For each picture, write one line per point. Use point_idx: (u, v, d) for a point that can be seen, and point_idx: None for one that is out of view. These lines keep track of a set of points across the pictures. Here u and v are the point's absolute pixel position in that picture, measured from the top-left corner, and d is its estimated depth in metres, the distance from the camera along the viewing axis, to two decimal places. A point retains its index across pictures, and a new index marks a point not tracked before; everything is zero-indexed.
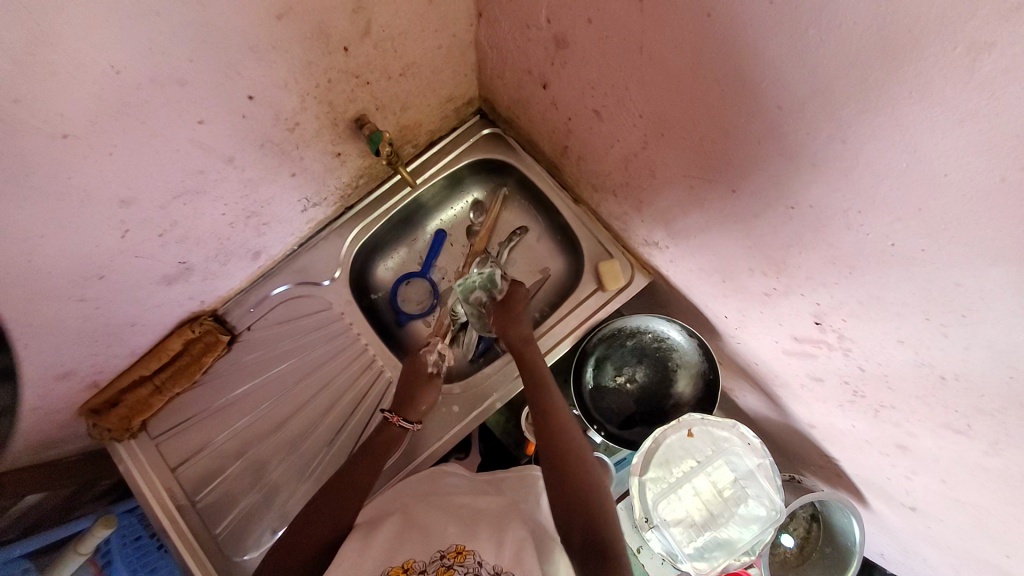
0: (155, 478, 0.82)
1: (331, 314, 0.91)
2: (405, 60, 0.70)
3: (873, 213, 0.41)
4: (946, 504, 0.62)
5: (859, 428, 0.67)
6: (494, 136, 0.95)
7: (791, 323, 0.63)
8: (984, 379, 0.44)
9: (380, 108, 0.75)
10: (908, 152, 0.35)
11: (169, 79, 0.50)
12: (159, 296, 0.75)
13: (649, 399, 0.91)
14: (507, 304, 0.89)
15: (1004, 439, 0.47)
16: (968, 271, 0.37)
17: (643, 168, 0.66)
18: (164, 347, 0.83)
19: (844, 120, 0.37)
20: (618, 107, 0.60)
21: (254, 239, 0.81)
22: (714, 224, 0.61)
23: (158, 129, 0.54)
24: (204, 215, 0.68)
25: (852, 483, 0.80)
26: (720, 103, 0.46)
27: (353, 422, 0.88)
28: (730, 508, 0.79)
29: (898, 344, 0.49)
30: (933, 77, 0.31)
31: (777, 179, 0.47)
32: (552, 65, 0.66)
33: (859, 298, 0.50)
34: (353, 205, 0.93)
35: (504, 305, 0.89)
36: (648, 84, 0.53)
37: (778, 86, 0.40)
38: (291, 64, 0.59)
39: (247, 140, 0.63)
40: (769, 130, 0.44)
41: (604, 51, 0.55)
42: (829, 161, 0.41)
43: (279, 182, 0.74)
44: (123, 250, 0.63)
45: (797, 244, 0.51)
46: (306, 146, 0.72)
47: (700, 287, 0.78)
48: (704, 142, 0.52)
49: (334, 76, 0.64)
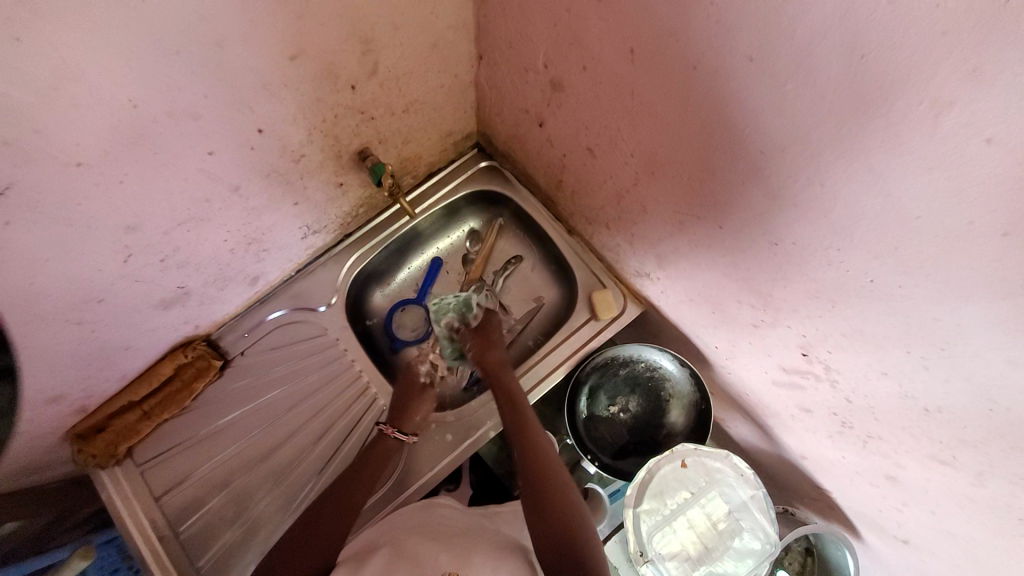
0: (138, 507, 0.79)
1: (326, 340, 0.91)
2: (409, 97, 0.73)
3: (852, 250, 0.43)
4: (937, 537, 0.63)
5: (848, 458, 0.68)
6: (490, 168, 0.99)
7: (779, 354, 0.65)
8: (964, 411, 0.46)
9: (383, 141, 0.78)
10: (882, 197, 0.38)
11: (185, 113, 0.52)
12: (155, 320, 0.75)
13: (643, 429, 0.91)
14: (483, 330, 0.91)
15: (986, 469, 0.48)
16: (943, 305, 0.40)
17: (635, 204, 0.69)
18: (155, 372, 0.82)
19: (821, 166, 0.40)
20: (611, 145, 0.64)
21: (253, 264, 0.82)
22: (703, 258, 0.64)
23: (170, 159, 0.56)
24: (207, 241, 0.70)
25: (845, 515, 0.80)
26: (708, 146, 0.49)
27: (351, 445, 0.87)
28: (725, 541, 0.78)
29: (883, 376, 0.51)
30: (901, 129, 0.33)
31: (761, 217, 0.50)
32: (548, 106, 0.70)
33: (842, 329, 0.51)
34: (352, 233, 0.95)
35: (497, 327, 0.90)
36: (639, 126, 0.56)
37: (759, 133, 0.43)
38: (301, 101, 0.62)
39: (253, 170, 0.66)
40: (752, 171, 0.46)
41: (597, 95, 0.59)
42: (809, 203, 0.43)
43: (281, 211, 0.76)
44: (124, 275, 0.63)
45: (781, 278, 0.54)
46: (310, 176, 0.74)
47: (691, 317, 0.79)
48: (693, 181, 0.55)
49: (341, 111, 0.67)
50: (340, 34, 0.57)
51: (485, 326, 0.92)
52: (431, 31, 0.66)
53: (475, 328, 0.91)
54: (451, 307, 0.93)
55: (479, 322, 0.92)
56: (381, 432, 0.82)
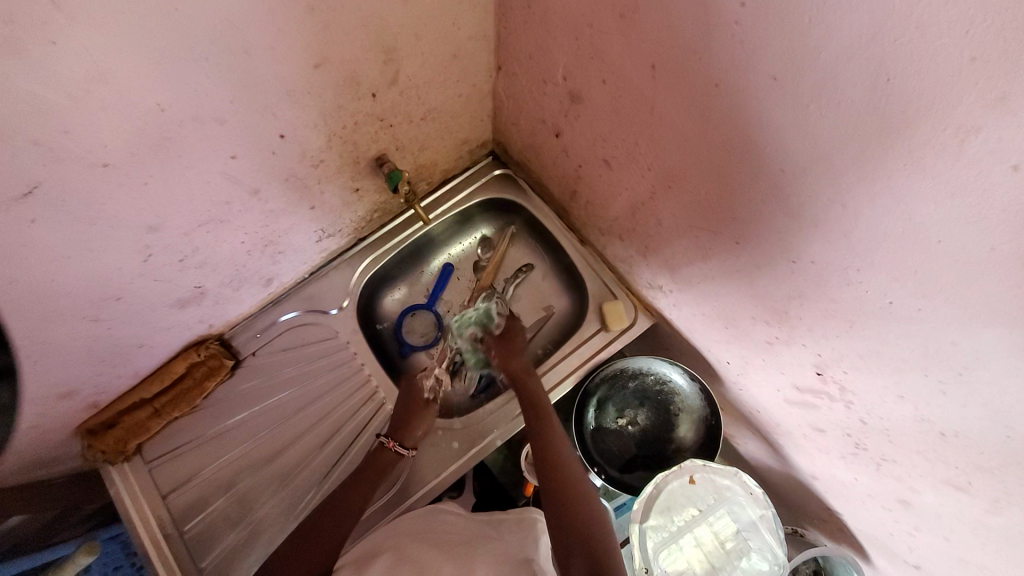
0: (145, 504, 0.80)
1: (336, 343, 0.92)
2: (426, 106, 0.74)
3: (872, 271, 0.43)
4: (952, 566, 0.61)
5: (862, 482, 0.67)
6: (505, 177, 0.99)
7: (792, 372, 0.64)
8: (983, 439, 0.45)
9: (400, 148, 0.79)
10: (904, 220, 0.37)
11: (209, 118, 0.53)
12: (170, 318, 0.76)
13: (650, 442, 0.91)
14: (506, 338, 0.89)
15: (1006, 499, 0.47)
16: (964, 331, 0.39)
17: (650, 217, 0.69)
18: (168, 369, 0.84)
19: (843, 187, 0.40)
20: (627, 159, 0.64)
21: (268, 266, 0.83)
22: (717, 273, 0.64)
23: (193, 162, 0.57)
24: (224, 242, 0.71)
25: (855, 539, 0.78)
26: (726, 163, 0.49)
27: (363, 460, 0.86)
28: (732, 561, 0.77)
29: (899, 399, 0.50)
30: (925, 153, 0.33)
31: (778, 235, 0.49)
32: (565, 117, 0.70)
33: (858, 350, 0.51)
34: (365, 237, 0.96)
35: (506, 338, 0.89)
36: (657, 141, 0.56)
37: (780, 152, 0.43)
38: (321, 108, 0.63)
39: (272, 174, 0.66)
40: (772, 188, 0.46)
41: (616, 109, 0.59)
42: (828, 223, 0.43)
43: (298, 214, 0.77)
44: (143, 273, 0.64)
45: (798, 297, 0.53)
46: (327, 181, 0.75)
47: (703, 332, 0.79)
48: (709, 196, 0.55)
49: (360, 118, 0.68)
50: (362, 43, 0.58)
51: (507, 334, 0.90)
52: (451, 42, 0.67)
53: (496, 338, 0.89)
54: (473, 318, 0.91)
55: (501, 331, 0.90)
56: (381, 445, 0.81)
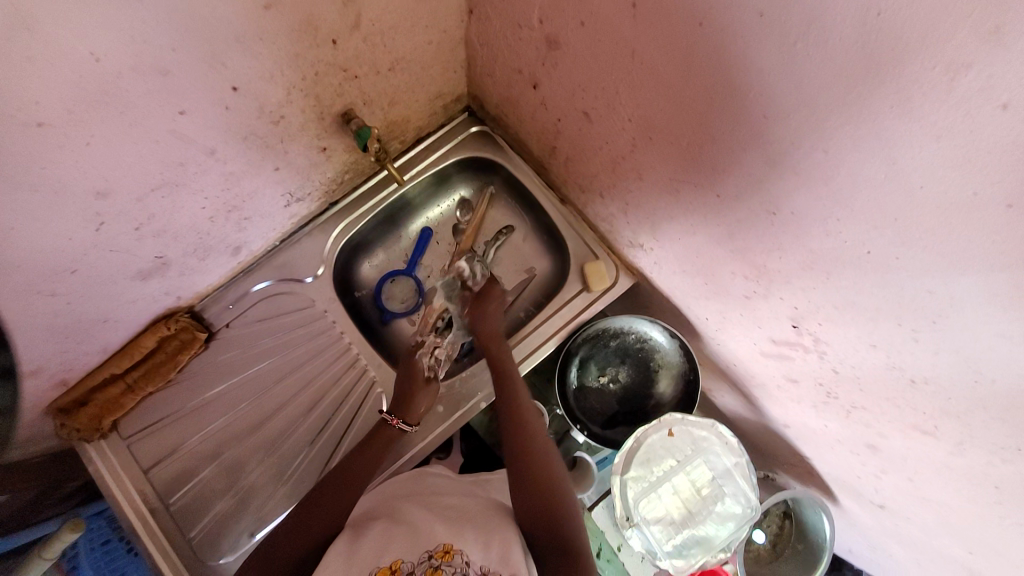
0: (127, 479, 0.79)
1: (314, 312, 0.90)
2: (394, 55, 0.69)
3: (852, 221, 0.42)
4: (911, 501, 0.66)
5: (831, 427, 0.70)
6: (481, 134, 0.95)
7: (769, 326, 0.65)
8: (950, 382, 0.46)
9: (368, 103, 0.74)
10: (887, 165, 0.36)
11: (152, 68, 0.48)
12: (134, 290, 0.72)
13: (632, 398, 0.93)
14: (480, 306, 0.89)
15: (968, 439, 0.49)
16: (940, 279, 0.39)
17: (631, 172, 0.67)
18: (137, 344, 0.81)
19: (827, 133, 0.39)
20: (607, 110, 0.61)
21: (235, 233, 0.79)
22: (698, 230, 0.63)
23: (139, 119, 0.52)
24: (183, 208, 0.66)
25: (823, 481, 0.83)
26: (709, 110, 0.47)
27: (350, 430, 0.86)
28: (708, 506, 0.81)
29: (871, 348, 0.52)
30: (913, 93, 0.32)
31: (760, 186, 0.48)
32: (543, 66, 0.66)
33: (834, 302, 0.51)
34: (337, 201, 0.92)
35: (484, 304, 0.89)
36: (638, 89, 0.54)
37: (765, 97, 0.41)
38: (278, 56, 0.57)
39: (230, 133, 0.62)
40: (754, 137, 0.45)
41: (594, 55, 0.56)
42: (810, 171, 0.42)
43: (262, 176, 0.72)
44: (97, 243, 0.60)
45: (777, 250, 0.53)
46: (291, 140, 0.71)
47: (683, 289, 0.79)
48: (692, 147, 0.53)
49: (322, 69, 0.63)
50: None
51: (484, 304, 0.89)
52: None
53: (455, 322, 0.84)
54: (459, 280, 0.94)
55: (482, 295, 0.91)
56: (384, 422, 0.80)
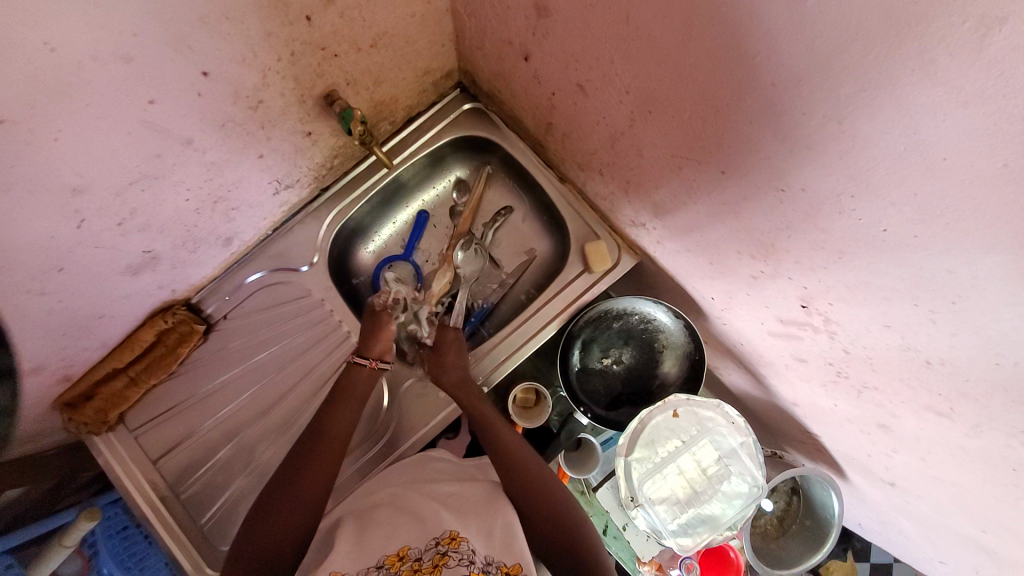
0: (136, 471, 0.81)
1: (312, 301, 0.88)
2: (376, 30, 0.65)
3: (867, 198, 0.39)
4: (924, 480, 0.64)
5: (841, 406, 0.68)
6: (475, 111, 0.91)
7: (778, 306, 0.63)
8: (970, 366, 0.44)
9: (351, 83, 0.70)
10: (907, 135, 0.33)
11: (113, 56, 0.46)
12: (126, 286, 0.71)
13: (636, 380, 0.91)
14: (437, 348, 0.84)
15: (986, 422, 0.47)
16: (962, 258, 0.36)
17: (630, 147, 0.63)
18: (137, 338, 0.81)
19: (840, 101, 0.35)
20: (603, 81, 0.57)
21: (224, 224, 0.77)
22: (703, 208, 0.60)
23: (107, 111, 0.49)
24: (167, 201, 0.64)
25: (833, 458, 0.82)
26: (711, 78, 0.43)
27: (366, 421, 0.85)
28: (714, 486, 0.80)
29: (884, 328, 0.49)
30: (937, 55, 0.28)
31: (768, 161, 0.45)
32: (533, 36, 0.62)
33: (847, 282, 0.48)
34: (329, 186, 0.89)
35: (435, 351, 0.84)
36: (633, 58, 0.50)
37: (773, 63, 0.37)
38: (249, 36, 0.54)
39: (206, 121, 0.59)
40: (763, 107, 0.41)
41: (586, 22, 0.52)
42: (823, 144, 0.38)
43: (246, 164, 0.69)
44: (81, 241, 0.59)
45: (786, 228, 0.50)
46: (273, 125, 0.67)
47: (687, 269, 0.76)
48: (693, 120, 0.49)
49: (297, 48, 0.59)
50: None
51: (439, 343, 0.85)
52: None
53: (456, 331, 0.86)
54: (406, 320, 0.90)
55: (433, 340, 0.86)
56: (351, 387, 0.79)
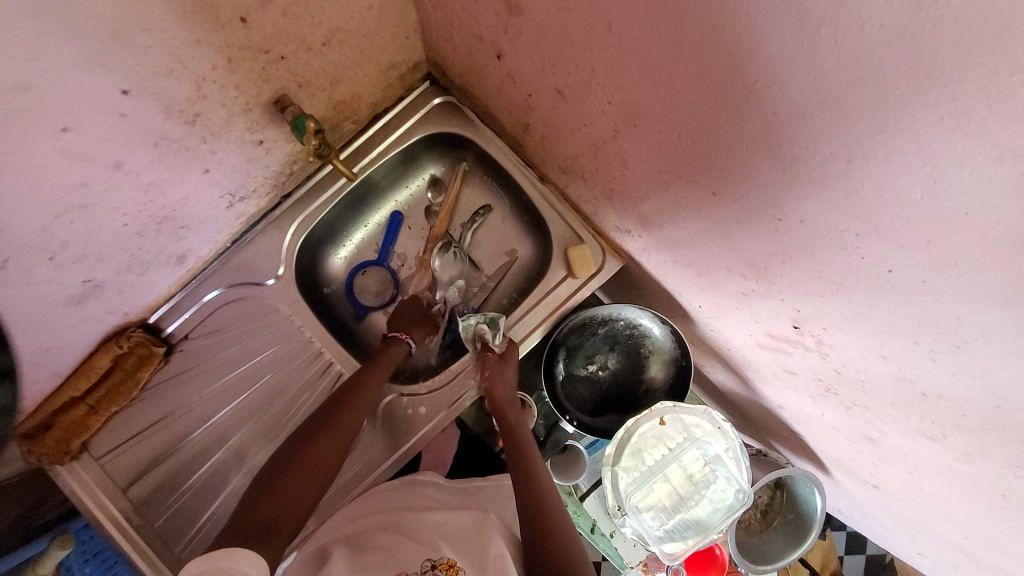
0: (106, 499, 0.76)
1: (279, 317, 0.83)
2: (327, 27, 0.57)
3: (874, 239, 0.35)
4: (909, 489, 0.64)
5: (828, 417, 0.67)
6: (447, 106, 0.84)
7: (768, 323, 0.60)
8: (969, 403, 0.42)
9: (303, 86, 0.63)
10: (926, 183, 0.29)
11: (6, 84, 0.38)
12: (70, 318, 0.65)
13: (622, 385, 0.89)
14: (505, 362, 0.79)
15: (979, 452, 0.46)
16: (972, 309, 0.33)
17: (613, 157, 0.58)
18: (92, 365, 0.75)
19: (851, 140, 0.31)
20: (583, 89, 0.51)
21: (174, 243, 0.70)
22: (692, 225, 0.55)
23: (11, 144, 0.42)
24: (102, 229, 0.57)
25: (817, 457, 0.82)
26: (704, 100, 0.38)
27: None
28: (700, 492, 0.79)
29: (881, 358, 0.47)
30: (974, 104, 0.24)
31: (764, 190, 0.41)
32: (505, 34, 0.55)
33: (843, 312, 0.46)
34: (291, 192, 0.83)
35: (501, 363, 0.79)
36: (616, 68, 0.44)
37: (775, 91, 0.32)
38: (175, 45, 0.47)
39: (136, 141, 0.52)
40: (761, 136, 0.36)
41: (564, 25, 0.46)
42: (826, 180, 0.35)
43: (190, 180, 0.62)
44: (6, 281, 0.52)
45: (780, 254, 0.46)
46: (218, 137, 0.60)
47: (673, 277, 0.73)
48: (682, 140, 0.44)
49: (235, 53, 0.52)
50: None
51: (507, 357, 0.80)
52: None
53: (499, 357, 0.80)
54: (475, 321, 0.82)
55: (501, 352, 0.80)
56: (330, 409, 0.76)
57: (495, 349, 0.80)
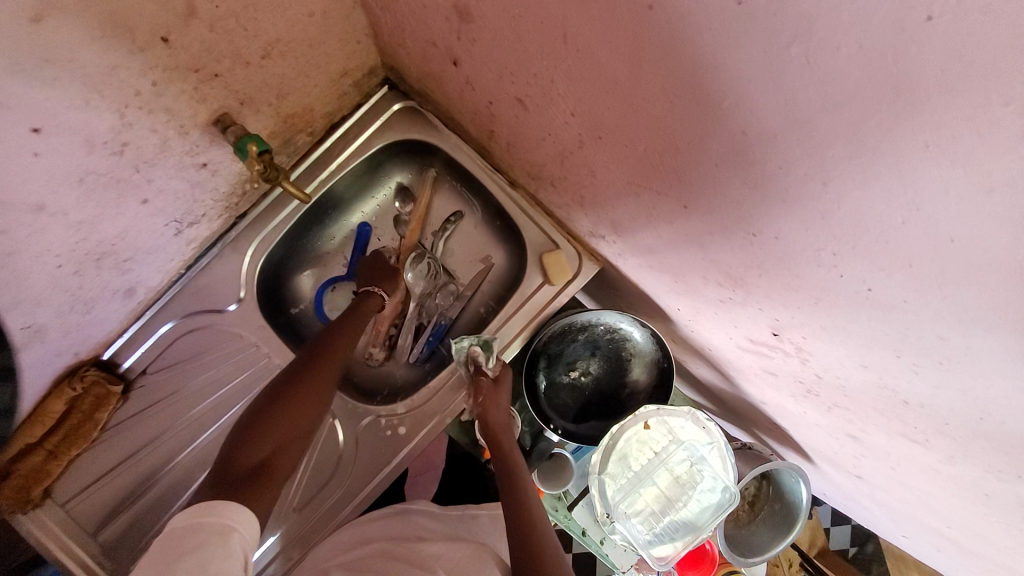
0: (76, 549, 0.70)
1: (242, 344, 0.79)
2: (264, 38, 0.53)
3: (852, 258, 0.33)
4: (892, 482, 0.64)
5: (811, 415, 0.66)
6: (407, 111, 0.80)
7: (748, 328, 0.59)
8: (952, 412, 0.41)
9: (245, 102, 0.58)
10: (906, 210, 0.27)
11: None
12: (9, 367, 0.60)
13: (605, 389, 0.87)
14: (500, 386, 0.78)
15: (961, 456, 0.45)
16: (955, 330, 0.32)
17: (581, 166, 0.55)
18: (44, 409, 0.70)
19: (826, 163, 0.28)
20: (544, 98, 0.48)
21: (120, 277, 0.65)
22: (666, 234, 0.53)
23: None
24: (32, 274, 0.53)
25: (802, 449, 0.83)
26: (670, 115, 0.35)
27: (325, 468, 0.78)
28: (686, 493, 0.78)
29: (861, 367, 0.45)
30: (959, 132, 0.22)
31: (736, 206, 0.38)
32: (458, 40, 0.51)
33: (822, 323, 0.44)
34: (246, 212, 0.78)
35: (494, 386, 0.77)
36: (576, 79, 0.41)
37: (743, 110, 0.30)
38: (89, 73, 0.42)
39: (57, 179, 0.47)
40: (731, 154, 0.34)
41: (518, 33, 0.42)
42: (800, 200, 0.32)
43: (128, 212, 0.58)
44: None
45: (756, 267, 0.44)
46: (154, 165, 0.55)
47: (651, 281, 0.71)
48: (650, 154, 0.42)
49: (161, 75, 0.48)
50: None
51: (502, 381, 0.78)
52: None
53: (492, 381, 0.78)
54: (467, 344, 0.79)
55: (495, 375, 0.78)
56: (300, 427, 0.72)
57: (489, 373, 0.78)
